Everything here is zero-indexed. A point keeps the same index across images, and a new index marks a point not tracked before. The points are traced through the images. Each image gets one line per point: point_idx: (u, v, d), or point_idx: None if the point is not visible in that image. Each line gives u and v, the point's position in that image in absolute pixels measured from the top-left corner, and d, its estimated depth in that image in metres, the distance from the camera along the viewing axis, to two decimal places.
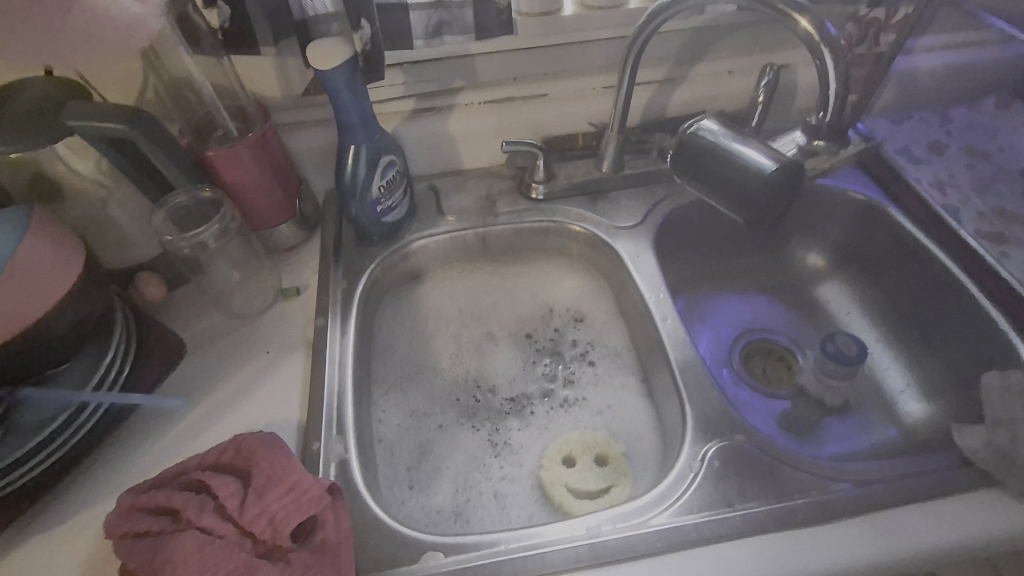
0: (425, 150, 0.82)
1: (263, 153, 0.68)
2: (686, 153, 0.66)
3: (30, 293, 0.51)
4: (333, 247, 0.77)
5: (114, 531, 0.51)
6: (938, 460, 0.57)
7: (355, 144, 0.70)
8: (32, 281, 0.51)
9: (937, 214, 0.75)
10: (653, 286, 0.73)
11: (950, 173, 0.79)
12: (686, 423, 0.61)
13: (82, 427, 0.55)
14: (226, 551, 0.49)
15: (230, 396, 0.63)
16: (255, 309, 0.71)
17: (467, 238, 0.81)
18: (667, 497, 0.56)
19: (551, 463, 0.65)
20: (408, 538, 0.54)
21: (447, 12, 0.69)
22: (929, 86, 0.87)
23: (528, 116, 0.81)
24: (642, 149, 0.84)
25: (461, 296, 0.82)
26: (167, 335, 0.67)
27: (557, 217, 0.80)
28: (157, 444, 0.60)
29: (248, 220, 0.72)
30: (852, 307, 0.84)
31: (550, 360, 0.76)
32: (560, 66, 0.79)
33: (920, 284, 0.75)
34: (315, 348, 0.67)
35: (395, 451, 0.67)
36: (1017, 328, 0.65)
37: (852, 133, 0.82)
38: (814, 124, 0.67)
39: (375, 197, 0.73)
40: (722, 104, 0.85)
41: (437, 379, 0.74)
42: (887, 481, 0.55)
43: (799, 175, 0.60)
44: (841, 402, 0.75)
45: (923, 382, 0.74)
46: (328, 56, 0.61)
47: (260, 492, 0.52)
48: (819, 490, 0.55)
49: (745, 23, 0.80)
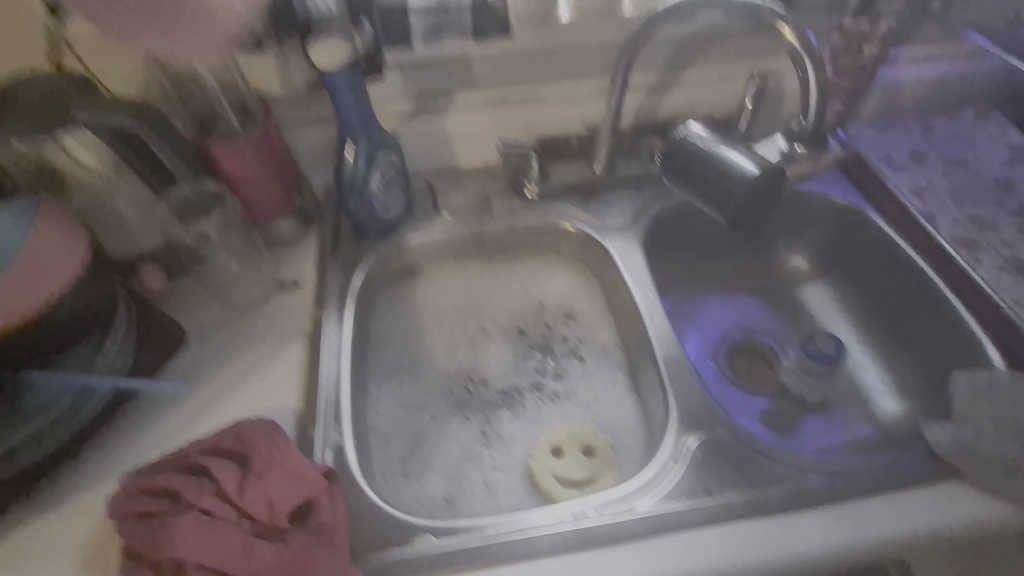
0: (422, 147, 0.84)
1: (265, 148, 0.70)
2: (674, 156, 0.68)
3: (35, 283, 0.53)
4: (331, 241, 0.79)
5: (117, 512, 0.53)
6: (907, 453, 0.60)
7: (354, 142, 0.72)
8: (39, 273, 0.53)
9: (914, 219, 0.78)
10: (641, 284, 0.76)
11: (929, 180, 0.82)
12: (670, 416, 0.64)
13: (86, 410, 0.57)
14: (225, 531, 0.51)
15: (230, 384, 0.65)
16: (254, 300, 0.73)
17: (462, 235, 0.83)
18: (650, 486, 0.58)
19: (540, 453, 0.67)
20: (401, 522, 0.56)
21: (445, 15, 0.70)
22: (911, 96, 0.90)
23: (523, 117, 0.83)
24: (634, 151, 0.87)
25: (455, 291, 0.84)
26: (168, 323, 0.69)
27: (550, 216, 0.83)
28: (157, 429, 0.62)
29: (250, 213, 0.74)
30: (834, 308, 0.87)
31: (541, 354, 0.78)
32: (555, 69, 0.81)
33: (898, 287, 0.78)
34: (313, 339, 0.69)
35: (389, 440, 0.69)
36: (986, 329, 0.68)
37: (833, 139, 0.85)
38: (796, 131, 0.70)
39: (373, 193, 0.75)
40: (712, 109, 0.87)
41: (430, 371, 0.76)
42: (859, 471, 0.58)
43: (780, 179, 0.64)
44: (820, 399, 0.78)
45: (898, 382, 0.78)
46: (331, 54, 0.63)
47: (259, 476, 0.54)
48: (794, 480, 0.58)
49: (734, 32, 0.82)
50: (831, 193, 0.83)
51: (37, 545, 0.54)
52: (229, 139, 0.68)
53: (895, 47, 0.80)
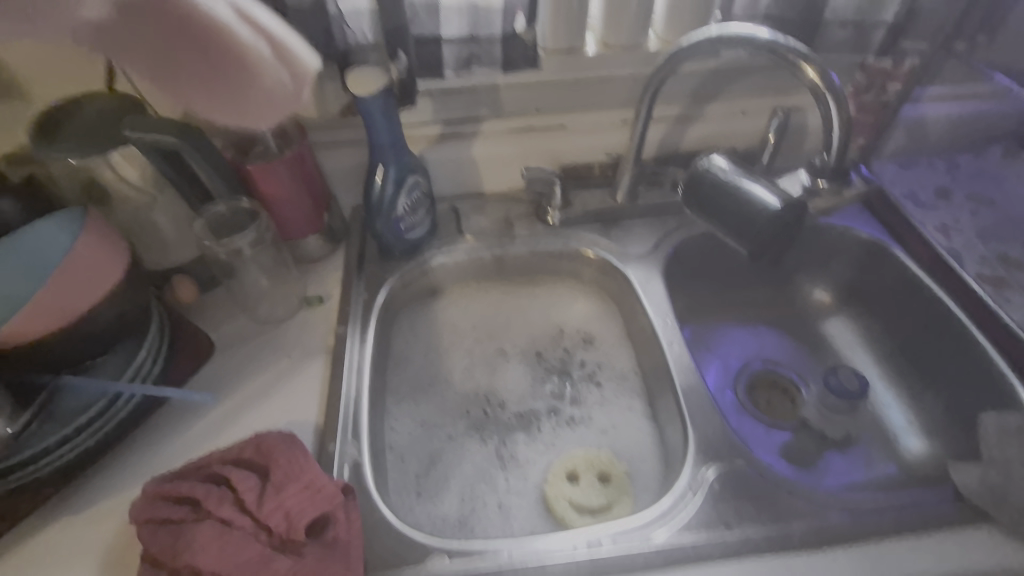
0: (448, 171, 0.86)
1: (299, 168, 0.73)
2: (696, 186, 0.69)
3: (75, 292, 0.55)
4: (357, 260, 0.81)
5: (139, 517, 0.54)
6: (933, 494, 0.58)
7: (383, 164, 0.74)
8: (79, 281, 0.55)
9: (940, 256, 0.77)
10: (661, 312, 0.76)
11: (955, 218, 0.82)
12: (688, 446, 0.63)
13: (116, 415, 0.59)
14: (243, 542, 0.52)
15: (253, 396, 0.67)
16: (280, 315, 0.75)
17: (484, 258, 0.84)
18: (667, 516, 0.57)
19: (555, 478, 0.67)
20: (415, 541, 0.56)
21: (477, 47, 0.73)
22: (937, 134, 0.90)
23: (548, 145, 0.85)
24: (656, 181, 0.89)
25: (476, 313, 0.85)
26: (198, 334, 0.71)
27: (571, 241, 0.84)
28: (182, 437, 0.63)
29: (281, 230, 0.76)
30: (856, 343, 0.86)
31: (558, 379, 0.79)
32: (580, 99, 0.83)
33: (923, 324, 0.77)
34: (335, 354, 0.70)
35: (405, 458, 0.70)
36: (1016, 370, 0.66)
37: (854, 174, 0.86)
38: (819, 165, 0.70)
39: (399, 215, 0.77)
40: (734, 141, 0.89)
41: (448, 391, 0.77)
42: (882, 510, 0.57)
43: (802, 213, 0.64)
44: (842, 435, 0.77)
45: (924, 421, 0.76)
46: (366, 84, 0.65)
47: (278, 488, 0.55)
48: (814, 516, 0.57)
49: (757, 68, 0.84)
50: (854, 227, 0.83)
51: (60, 547, 0.55)
52: (265, 159, 0.71)
53: (919, 85, 0.81)
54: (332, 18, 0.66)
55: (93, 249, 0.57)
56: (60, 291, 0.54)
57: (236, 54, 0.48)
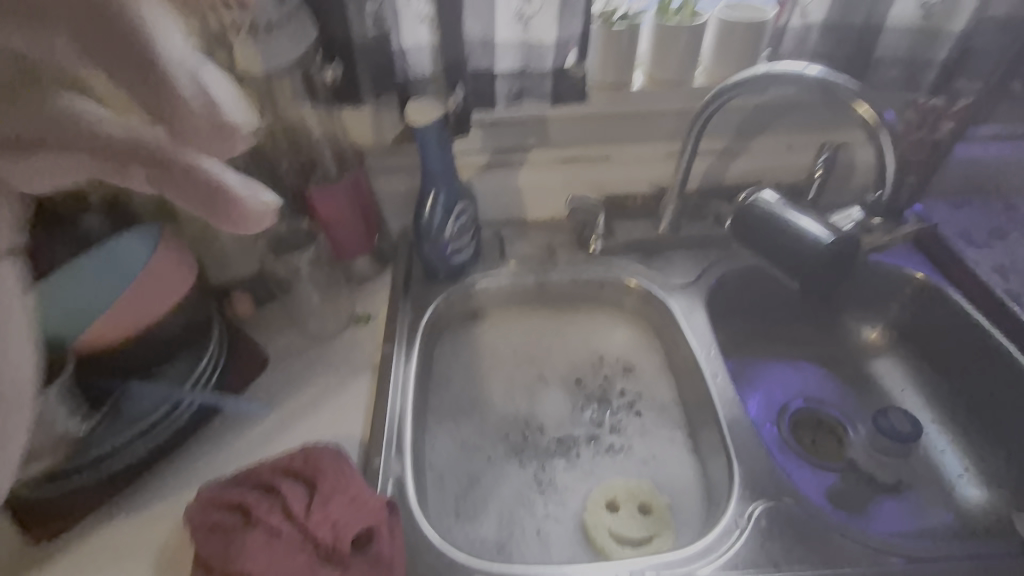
0: (494, 198, 0.89)
1: (354, 193, 0.76)
2: (747, 219, 0.69)
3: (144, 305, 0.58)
4: (403, 282, 0.83)
5: (193, 520, 0.56)
6: (996, 547, 0.56)
7: (434, 190, 0.77)
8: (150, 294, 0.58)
9: (998, 299, 0.75)
10: (704, 342, 0.76)
11: (1013, 259, 0.80)
12: (733, 480, 0.62)
13: (174, 421, 0.62)
14: (291, 550, 0.53)
15: (302, 409, 0.69)
16: (329, 331, 0.77)
17: (527, 284, 0.86)
18: (713, 551, 0.56)
19: (595, 506, 0.66)
20: (459, 562, 0.56)
21: (529, 80, 0.75)
22: (993, 173, 0.88)
23: (591, 176, 0.87)
24: (699, 214, 0.89)
25: (516, 338, 0.86)
26: (253, 346, 0.73)
27: (613, 270, 0.85)
28: (235, 445, 0.65)
29: (334, 250, 0.79)
30: (907, 385, 0.83)
31: (598, 407, 0.78)
32: (626, 132, 0.85)
33: (982, 370, 0.75)
34: (381, 372, 0.72)
35: (444, 479, 0.70)
36: None
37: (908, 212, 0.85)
38: (872, 203, 0.70)
39: (447, 238, 0.80)
40: (778, 176, 0.89)
41: (488, 414, 0.77)
42: (942, 561, 0.54)
43: (851, 250, 0.64)
44: (892, 480, 0.74)
45: (984, 471, 0.73)
46: (422, 112, 0.69)
47: (325, 499, 0.56)
48: (868, 562, 0.55)
49: (804, 105, 0.85)
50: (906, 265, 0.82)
51: (117, 546, 0.57)
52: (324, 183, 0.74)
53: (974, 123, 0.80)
54: (394, 54, 0.70)
55: (168, 265, 0.60)
56: (134, 306, 0.57)
57: (190, 180, 0.45)
